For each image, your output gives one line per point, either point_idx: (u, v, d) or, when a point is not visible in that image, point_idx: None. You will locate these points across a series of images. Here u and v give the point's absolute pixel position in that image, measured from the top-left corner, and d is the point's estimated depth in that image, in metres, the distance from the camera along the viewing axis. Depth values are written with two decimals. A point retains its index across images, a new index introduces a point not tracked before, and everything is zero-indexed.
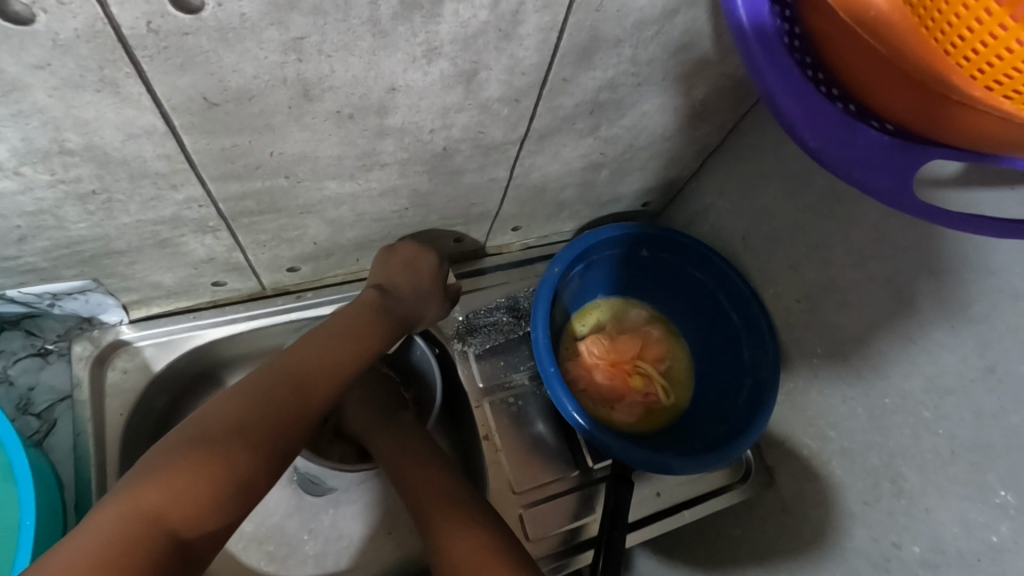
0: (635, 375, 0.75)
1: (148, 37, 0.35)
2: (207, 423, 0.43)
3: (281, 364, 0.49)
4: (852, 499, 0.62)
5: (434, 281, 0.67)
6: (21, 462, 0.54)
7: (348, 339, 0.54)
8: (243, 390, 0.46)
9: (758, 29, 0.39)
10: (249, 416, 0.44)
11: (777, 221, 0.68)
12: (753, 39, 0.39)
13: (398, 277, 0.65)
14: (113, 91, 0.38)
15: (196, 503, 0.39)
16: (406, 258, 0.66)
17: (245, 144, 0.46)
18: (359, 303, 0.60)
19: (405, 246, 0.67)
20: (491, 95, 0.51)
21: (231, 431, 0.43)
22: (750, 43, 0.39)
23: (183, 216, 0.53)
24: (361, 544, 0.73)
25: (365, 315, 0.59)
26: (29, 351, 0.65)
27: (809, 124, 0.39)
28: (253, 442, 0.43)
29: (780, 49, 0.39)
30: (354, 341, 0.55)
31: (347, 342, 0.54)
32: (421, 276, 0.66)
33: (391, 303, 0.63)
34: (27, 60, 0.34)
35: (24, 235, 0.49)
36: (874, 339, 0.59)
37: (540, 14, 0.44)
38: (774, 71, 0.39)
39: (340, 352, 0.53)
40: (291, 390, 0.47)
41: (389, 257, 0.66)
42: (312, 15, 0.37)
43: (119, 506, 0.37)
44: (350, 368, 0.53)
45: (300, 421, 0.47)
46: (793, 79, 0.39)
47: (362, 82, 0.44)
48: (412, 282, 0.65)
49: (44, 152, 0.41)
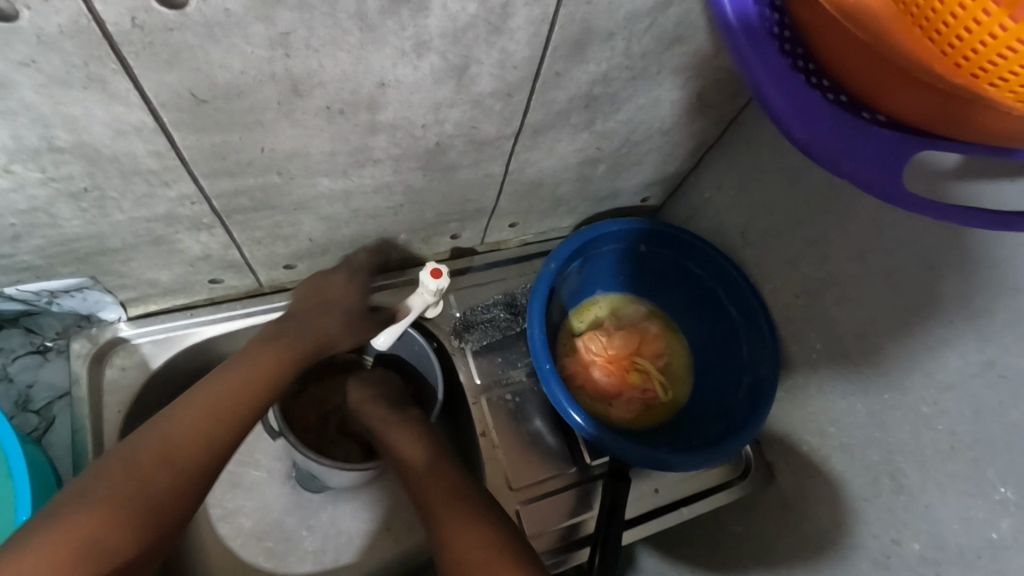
0: (633, 372, 0.75)
1: (133, 32, 0.35)
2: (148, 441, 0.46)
3: (220, 380, 0.52)
4: (852, 496, 0.62)
5: (352, 326, 0.64)
6: (16, 457, 0.54)
7: (265, 361, 0.55)
8: (183, 407, 0.49)
9: (744, 21, 0.39)
10: (189, 431, 0.48)
11: (776, 216, 0.67)
12: (737, 27, 0.39)
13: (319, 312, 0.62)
14: (100, 88, 0.38)
15: (133, 520, 0.42)
16: (334, 295, 0.64)
17: (235, 140, 0.46)
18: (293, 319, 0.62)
19: (326, 277, 0.65)
20: (483, 90, 0.50)
21: (170, 449, 0.46)
22: (736, 36, 0.39)
23: (177, 213, 0.53)
24: (360, 541, 0.73)
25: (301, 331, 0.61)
26: (28, 349, 0.65)
27: (801, 121, 0.38)
28: (189, 457, 0.47)
29: (765, 41, 0.38)
30: (268, 363, 0.56)
31: (262, 364, 0.55)
32: (332, 314, 0.63)
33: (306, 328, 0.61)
34: (13, 57, 0.34)
35: (18, 233, 0.49)
36: (873, 334, 0.58)
37: (531, 8, 0.43)
38: (761, 63, 0.38)
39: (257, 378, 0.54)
40: (228, 406, 0.50)
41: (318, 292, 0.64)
42: (298, 10, 0.37)
43: (62, 525, 0.40)
44: (264, 394, 0.54)
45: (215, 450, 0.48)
46: (779, 70, 0.38)
47: (351, 77, 0.44)
48: (328, 319, 0.62)
49: (35, 149, 0.41)
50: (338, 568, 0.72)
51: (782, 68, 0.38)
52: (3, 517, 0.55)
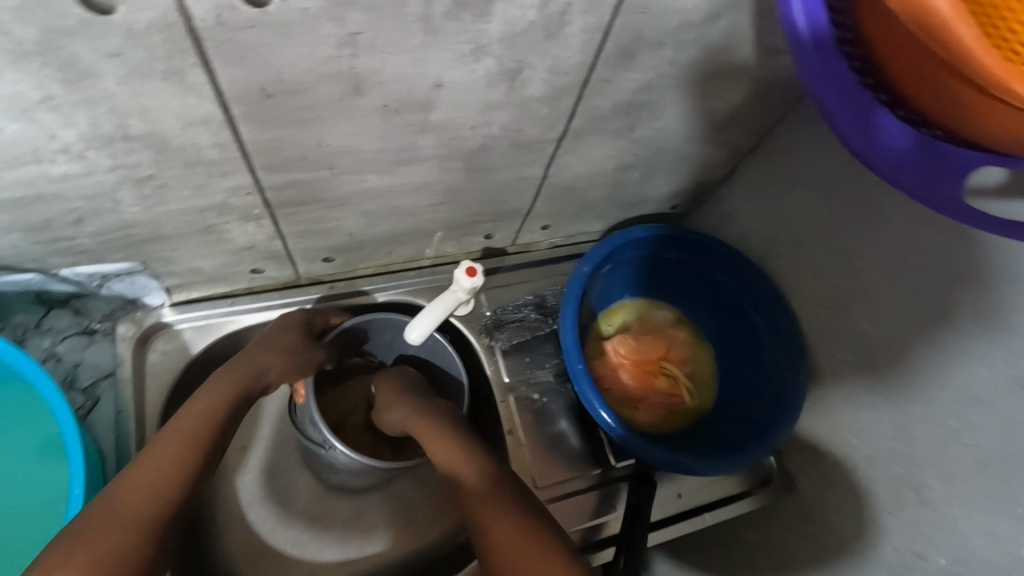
0: (660, 376, 0.76)
1: (215, 29, 0.36)
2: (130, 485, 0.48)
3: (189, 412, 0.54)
4: (876, 508, 0.62)
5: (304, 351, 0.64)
6: (73, 441, 0.53)
7: (207, 396, 0.56)
8: (158, 444, 0.51)
9: (814, 30, 0.40)
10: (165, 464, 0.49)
11: (809, 227, 0.67)
12: (807, 39, 0.40)
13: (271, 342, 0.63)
14: (177, 81, 0.39)
15: (120, 557, 0.43)
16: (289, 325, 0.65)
17: (293, 135, 0.48)
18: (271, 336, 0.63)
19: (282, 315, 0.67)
20: (532, 94, 0.52)
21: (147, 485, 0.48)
22: (807, 50, 0.41)
23: (229, 203, 0.55)
24: (382, 532, 0.74)
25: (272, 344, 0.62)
26: (76, 330, 0.67)
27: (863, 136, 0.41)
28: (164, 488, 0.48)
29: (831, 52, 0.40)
30: (221, 389, 0.57)
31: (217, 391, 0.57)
32: (279, 339, 0.63)
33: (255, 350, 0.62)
34: (103, 49, 0.36)
35: (80, 217, 0.51)
36: (903, 347, 0.59)
37: (586, 16, 0.45)
38: (825, 75, 0.41)
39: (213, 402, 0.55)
40: (195, 434, 0.52)
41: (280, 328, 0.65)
42: (368, 12, 0.39)
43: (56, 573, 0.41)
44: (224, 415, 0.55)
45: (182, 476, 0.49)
46: (846, 83, 0.40)
47: (409, 78, 0.45)
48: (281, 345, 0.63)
49: (109, 137, 0.43)
50: (360, 557, 0.73)
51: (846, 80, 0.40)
52: (59, 484, 0.58)
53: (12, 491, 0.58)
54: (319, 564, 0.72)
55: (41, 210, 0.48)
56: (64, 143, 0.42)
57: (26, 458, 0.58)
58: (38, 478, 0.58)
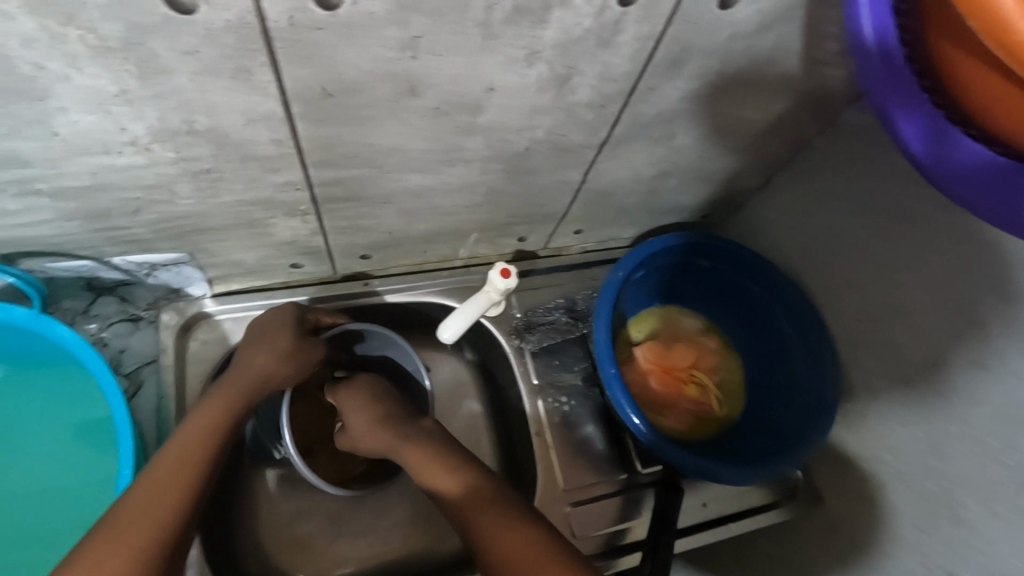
0: (689, 384, 0.77)
1: (286, 30, 0.38)
2: (134, 504, 0.45)
3: (191, 430, 0.52)
4: (905, 525, 0.62)
5: (295, 355, 0.62)
6: (123, 423, 0.54)
7: (210, 411, 0.55)
8: (164, 461, 0.49)
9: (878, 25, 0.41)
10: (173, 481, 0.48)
11: (846, 240, 0.67)
12: (873, 46, 0.41)
13: (262, 347, 0.61)
14: (245, 79, 0.41)
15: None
16: (279, 327, 0.62)
17: (347, 134, 0.49)
18: (259, 344, 0.61)
19: (273, 312, 0.64)
20: (579, 100, 0.52)
21: (157, 501, 0.46)
22: (872, 59, 0.42)
23: (279, 198, 0.56)
24: (407, 528, 0.75)
25: (260, 354, 0.61)
26: (122, 316, 0.69)
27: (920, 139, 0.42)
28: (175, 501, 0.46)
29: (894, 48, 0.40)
30: (213, 406, 0.55)
31: (209, 411, 0.55)
32: (272, 347, 0.61)
33: (247, 361, 0.60)
34: (180, 47, 0.37)
35: (137, 208, 0.53)
36: (939, 363, 0.58)
37: (640, 24, 0.45)
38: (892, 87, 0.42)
39: (206, 422, 0.53)
40: (202, 449, 0.51)
41: (268, 328, 0.63)
42: (431, 16, 0.40)
43: None
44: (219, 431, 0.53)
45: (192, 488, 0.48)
46: (905, 90, 0.41)
47: (464, 81, 0.46)
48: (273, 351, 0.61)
49: (175, 131, 0.44)
50: (385, 552, 0.74)
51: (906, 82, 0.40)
52: (107, 466, 0.59)
53: (61, 469, 0.59)
54: (344, 556, 0.73)
55: (102, 199, 0.50)
56: (133, 136, 0.44)
57: (77, 437, 0.60)
58: (86, 458, 0.60)
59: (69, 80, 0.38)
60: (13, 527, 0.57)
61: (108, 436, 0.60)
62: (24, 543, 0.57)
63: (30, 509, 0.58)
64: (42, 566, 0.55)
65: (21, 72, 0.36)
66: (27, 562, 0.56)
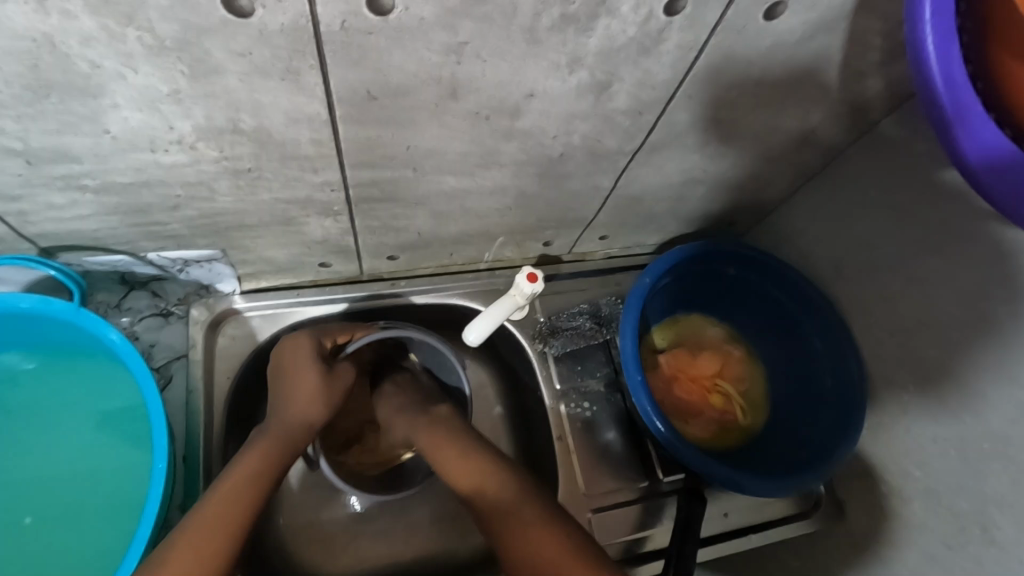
0: (714, 393, 0.77)
1: (338, 33, 0.38)
2: (176, 550, 0.45)
3: (233, 473, 0.52)
4: (934, 543, 0.61)
5: (325, 394, 0.63)
6: (157, 411, 0.55)
7: (252, 457, 0.54)
8: (208, 507, 0.49)
9: (939, 18, 0.41)
10: (216, 525, 0.47)
11: (878, 252, 0.66)
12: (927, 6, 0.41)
13: (292, 394, 0.62)
14: (294, 80, 0.41)
15: None
16: (301, 361, 0.63)
17: (387, 136, 0.49)
18: (296, 379, 0.62)
19: (292, 342, 0.64)
20: (617, 106, 0.52)
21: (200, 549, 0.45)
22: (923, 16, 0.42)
23: (314, 198, 0.57)
24: (426, 529, 0.75)
25: (302, 395, 0.62)
26: (153, 311, 0.70)
27: (967, 130, 0.44)
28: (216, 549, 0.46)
29: (955, 42, 0.42)
30: (254, 458, 0.54)
31: (250, 458, 0.54)
32: (304, 397, 0.62)
33: (284, 417, 0.60)
34: (234, 48, 0.38)
35: (177, 204, 0.53)
36: (975, 380, 0.58)
37: (684, 33, 0.45)
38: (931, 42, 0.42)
39: (249, 465, 0.53)
40: (246, 494, 0.51)
41: (289, 360, 0.63)
42: (480, 22, 0.40)
43: None
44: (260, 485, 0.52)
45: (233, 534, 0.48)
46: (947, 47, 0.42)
47: (506, 86, 0.47)
48: (310, 399, 0.62)
49: (220, 130, 0.45)
50: (404, 553, 0.74)
51: (956, 75, 0.43)
52: (139, 455, 0.60)
53: (95, 457, 0.60)
54: (363, 555, 0.73)
55: (144, 195, 0.51)
56: (180, 135, 0.44)
57: (109, 426, 0.61)
58: (120, 447, 0.60)
59: (124, 78, 0.39)
60: (49, 514, 0.58)
61: (140, 426, 0.61)
62: (59, 530, 0.57)
63: (65, 496, 0.58)
64: (78, 553, 0.56)
65: (79, 70, 0.37)
66: (63, 548, 0.56)
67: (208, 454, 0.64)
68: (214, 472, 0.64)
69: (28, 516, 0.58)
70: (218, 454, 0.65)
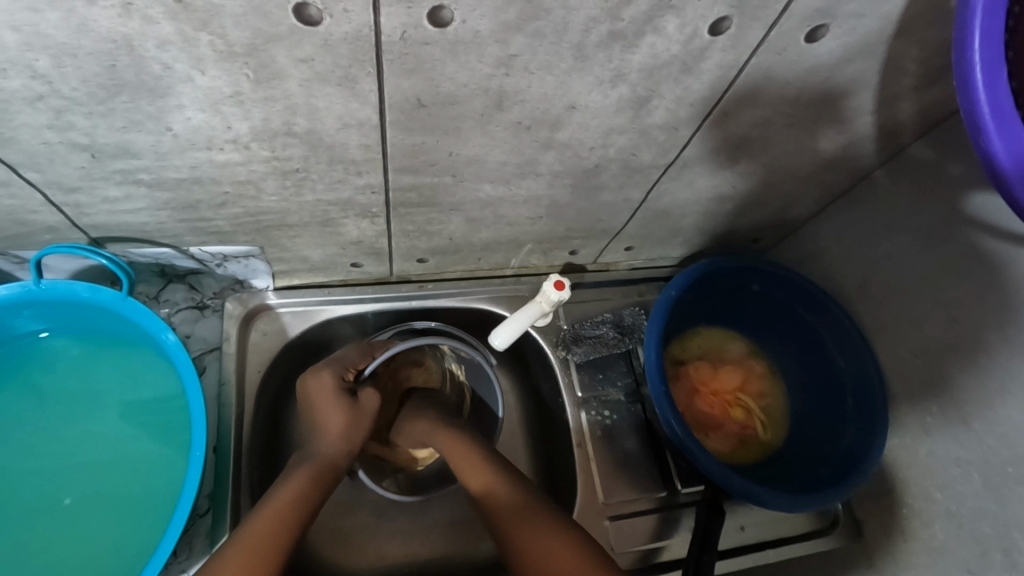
0: (735, 407, 0.77)
1: (397, 43, 0.40)
2: (227, 553, 0.49)
3: (283, 487, 0.55)
4: (954, 566, 0.61)
5: (356, 422, 0.63)
6: (196, 400, 0.57)
7: (299, 473, 0.57)
8: (257, 515, 0.52)
9: (988, 48, 0.42)
10: (265, 529, 0.51)
11: (904, 275, 0.67)
12: (978, 25, 0.42)
13: (323, 429, 0.62)
14: (349, 87, 0.43)
15: None
16: (325, 392, 0.64)
17: (431, 143, 0.51)
18: (325, 399, 0.64)
19: (316, 379, 0.65)
20: (655, 122, 0.54)
21: (251, 549, 0.49)
22: (971, 37, 0.42)
23: (355, 200, 0.58)
24: (444, 530, 0.76)
25: (337, 412, 0.63)
26: (189, 303, 0.71)
27: (1012, 157, 0.44)
28: (262, 550, 0.49)
29: (1002, 71, 0.43)
30: (301, 476, 0.57)
31: (300, 474, 0.57)
32: (340, 419, 0.63)
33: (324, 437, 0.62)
34: (298, 55, 0.40)
35: (225, 201, 0.55)
36: (1001, 404, 0.58)
37: (725, 53, 0.47)
38: (985, 59, 0.43)
39: (301, 480, 0.56)
40: (292, 505, 0.53)
41: (318, 394, 0.64)
42: (532, 37, 0.42)
43: None
44: (297, 512, 0.53)
45: (279, 540, 0.50)
46: (991, 57, 0.43)
47: (550, 98, 0.48)
48: (341, 431, 0.62)
49: (275, 132, 0.47)
50: (422, 552, 0.75)
51: (1003, 103, 0.43)
52: (173, 443, 0.62)
53: (131, 444, 0.62)
54: (381, 552, 0.74)
55: (195, 191, 0.53)
56: (236, 135, 0.46)
57: (145, 414, 0.63)
58: (155, 436, 0.62)
59: (192, 81, 0.40)
60: (86, 496, 0.59)
61: (175, 416, 0.63)
62: (94, 511, 0.59)
63: (104, 480, 0.60)
64: (114, 536, 0.58)
65: (151, 71, 0.39)
66: (97, 530, 0.58)
67: (238, 444, 0.66)
68: (243, 463, 0.65)
69: (67, 497, 0.59)
70: (246, 445, 0.66)
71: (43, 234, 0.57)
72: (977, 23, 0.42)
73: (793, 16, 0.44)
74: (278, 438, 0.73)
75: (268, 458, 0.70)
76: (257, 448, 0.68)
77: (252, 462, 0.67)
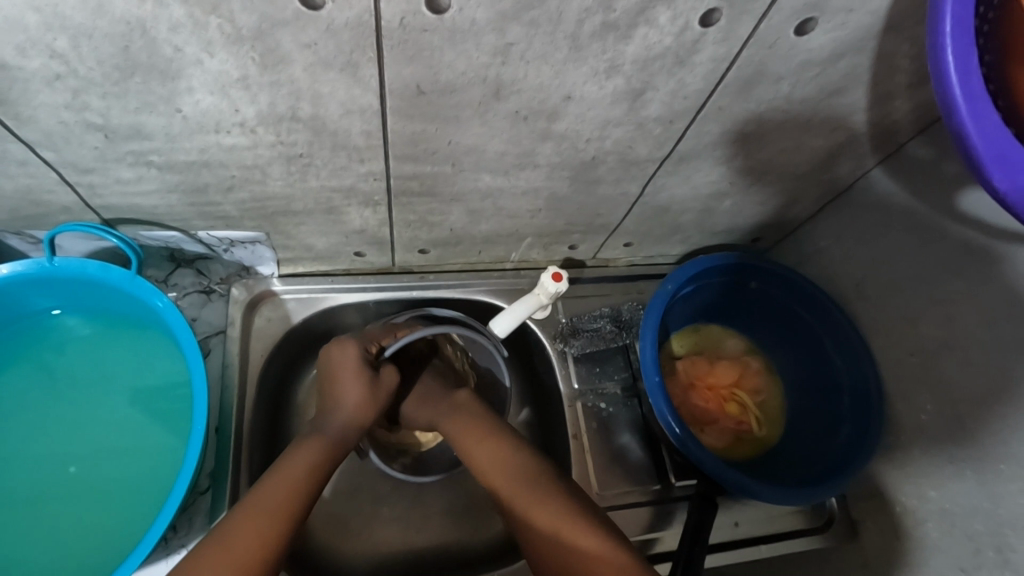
0: (731, 402, 0.78)
1: (397, 30, 0.42)
2: (256, 509, 0.50)
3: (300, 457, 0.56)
4: (947, 564, 0.61)
5: (373, 398, 0.64)
6: (197, 378, 0.59)
7: (314, 443, 0.59)
8: (278, 479, 0.53)
9: (958, 34, 0.43)
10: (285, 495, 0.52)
11: (902, 271, 0.67)
12: (949, 11, 0.42)
13: (341, 402, 0.63)
14: (352, 73, 0.45)
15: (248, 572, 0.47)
16: (350, 368, 0.64)
17: (431, 131, 0.53)
18: (349, 372, 0.64)
19: (341, 349, 0.66)
20: (650, 114, 0.55)
21: (275, 513, 0.51)
22: (943, 21, 0.43)
23: (358, 187, 0.60)
24: (440, 520, 0.77)
25: (359, 382, 0.64)
26: (196, 288, 0.72)
27: (988, 142, 0.44)
28: (285, 512, 0.51)
29: (973, 55, 0.43)
30: (314, 446, 0.58)
31: (312, 447, 0.58)
32: (354, 400, 0.63)
33: (336, 416, 0.62)
34: (302, 39, 0.41)
35: (232, 185, 0.57)
36: (996, 402, 0.58)
37: (717, 45, 0.48)
38: (956, 43, 0.43)
39: (314, 451, 0.57)
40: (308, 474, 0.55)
41: (341, 367, 0.65)
42: (528, 26, 0.43)
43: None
44: (307, 488, 0.54)
45: (299, 506, 0.52)
46: (960, 39, 0.43)
47: (546, 88, 0.50)
48: (357, 410, 0.63)
49: (280, 117, 0.48)
50: (416, 540, 0.75)
51: (975, 88, 0.44)
52: (174, 421, 0.63)
53: (135, 420, 0.63)
54: (377, 538, 0.75)
55: (204, 174, 0.55)
56: (243, 119, 0.48)
57: (151, 391, 0.65)
58: (158, 414, 0.64)
59: (201, 64, 0.42)
60: (91, 466, 0.61)
61: (179, 395, 0.65)
62: (96, 482, 0.61)
63: (109, 452, 0.62)
64: (114, 507, 0.59)
65: (163, 54, 0.41)
66: (98, 499, 0.60)
67: (239, 426, 0.67)
68: (243, 445, 0.67)
69: (72, 466, 0.61)
70: (247, 429, 0.68)
71: (58, 214, 0.59)
72: (948, 9, 0.42)
73: (782, 10, 0.46)
74: (278, 422, 0.75)
75: (267, 442, 0.71)
76: (257, 430, 0.70)
77: (252, 444, 0.68)
